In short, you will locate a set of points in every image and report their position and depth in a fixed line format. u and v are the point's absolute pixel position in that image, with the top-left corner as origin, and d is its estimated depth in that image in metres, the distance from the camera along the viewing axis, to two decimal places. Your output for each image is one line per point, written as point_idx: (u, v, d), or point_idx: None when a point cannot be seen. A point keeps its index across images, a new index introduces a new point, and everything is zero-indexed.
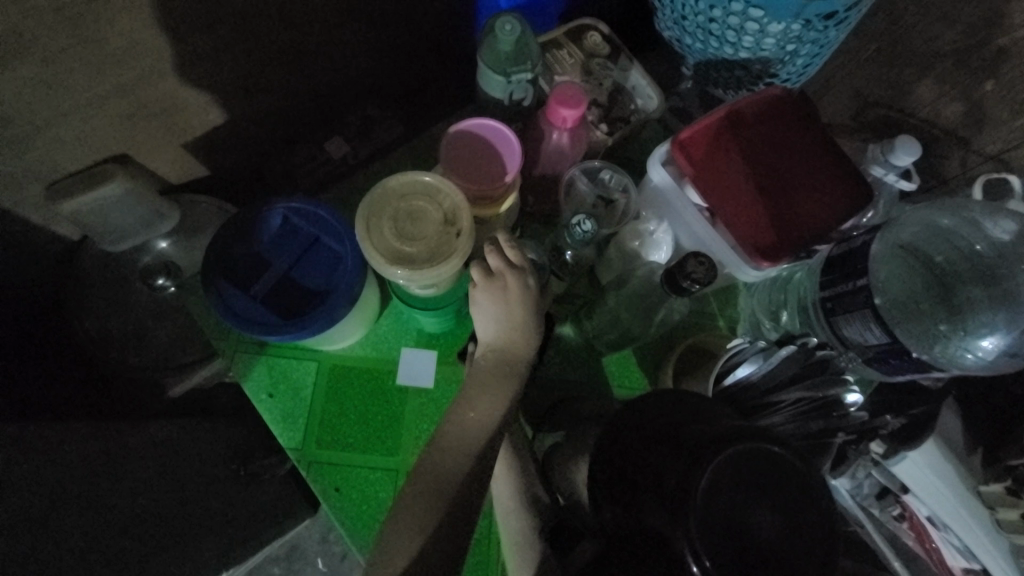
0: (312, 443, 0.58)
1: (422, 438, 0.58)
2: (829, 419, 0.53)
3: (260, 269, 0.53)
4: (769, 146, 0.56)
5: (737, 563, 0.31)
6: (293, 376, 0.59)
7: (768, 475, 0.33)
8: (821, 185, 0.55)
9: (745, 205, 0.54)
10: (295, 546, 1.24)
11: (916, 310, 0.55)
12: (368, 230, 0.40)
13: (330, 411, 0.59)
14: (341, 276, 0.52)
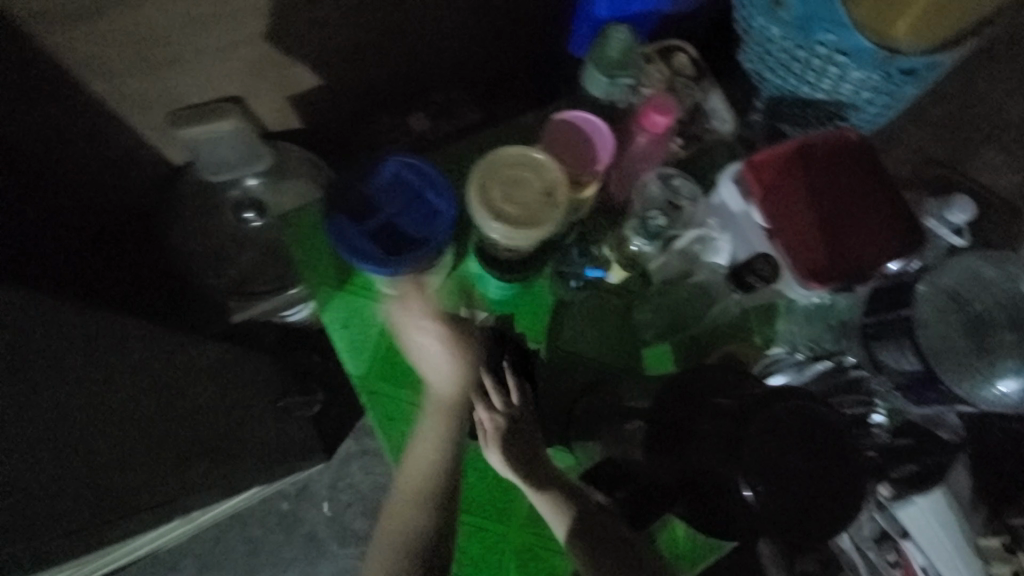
0: (378, 377, 0.66)
1: None
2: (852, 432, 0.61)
3: (370, 209, 0.59)
4: (836, 184, 0.60)
5: (781, 491, 0.46)
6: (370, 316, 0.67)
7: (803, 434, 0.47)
8: (879, 222, 0.59)
9: (805, 232, 0.58)
10: (304, 487, 1.30)
11: (957, 354, 0.59)
12: (481, 188, 0.46)
13: (393, 351, 0.66)
14: (438, 232, 0.59)
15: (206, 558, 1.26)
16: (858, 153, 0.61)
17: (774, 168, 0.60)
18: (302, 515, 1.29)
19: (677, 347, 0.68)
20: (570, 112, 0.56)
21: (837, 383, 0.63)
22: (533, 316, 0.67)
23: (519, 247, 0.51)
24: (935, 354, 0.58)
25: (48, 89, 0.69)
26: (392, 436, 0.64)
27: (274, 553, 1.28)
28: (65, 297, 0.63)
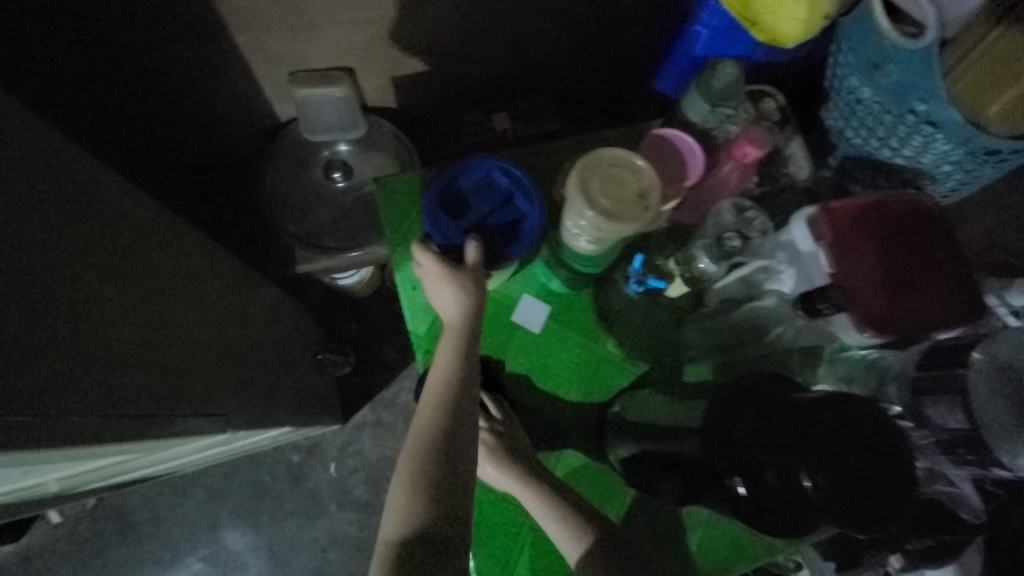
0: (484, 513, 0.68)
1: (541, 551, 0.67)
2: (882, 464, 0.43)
3: (464, 206, 0.67)
4: (903, 245, 0.60)
5: (842, 493, 0.41)
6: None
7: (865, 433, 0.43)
8: (939, 292, 0.60)
9: (868, 278, 0.58)
10: (317, 443, 1.35)
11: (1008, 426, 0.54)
12: (582, 177, 0.51)
13: None
14: (483, 202, 0.67)
15: (210, 493, 1.30)
16: (916, 225, 0.62)
17: (837, 217, 0.60)
18: (310, 469, 1.34)
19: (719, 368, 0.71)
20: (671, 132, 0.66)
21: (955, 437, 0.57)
22: (583, 316, 0.71)
23: (603, 241, 0.55)
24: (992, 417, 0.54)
25: (197, 31, 0.76)
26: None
27: (275, 502, 1.31)
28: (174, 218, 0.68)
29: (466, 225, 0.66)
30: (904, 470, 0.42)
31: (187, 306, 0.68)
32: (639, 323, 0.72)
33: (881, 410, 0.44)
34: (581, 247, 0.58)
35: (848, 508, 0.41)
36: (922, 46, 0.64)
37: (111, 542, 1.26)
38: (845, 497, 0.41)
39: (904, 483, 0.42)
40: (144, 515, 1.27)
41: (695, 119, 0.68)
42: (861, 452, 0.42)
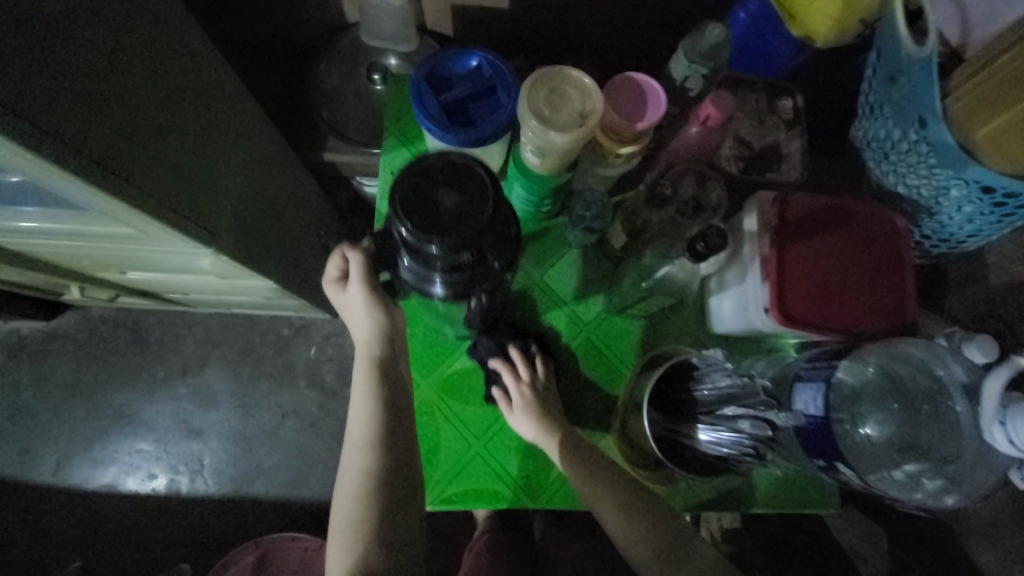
0: None
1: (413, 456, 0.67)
2: (433, 190, 0.54)
3: (446, 84, 0.65)
4: (832, 256, 0.61)
5: (420, 215, 0.53)
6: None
7: (449, 171, 0.56)
8: (859, 308, 0.60)
9: (799, 275, 0.60)
10: (308, 325, 1.48)
11: (870, 451, 0.52)
12: (532, 87, 0.56)
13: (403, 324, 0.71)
14: (466, 86, 0.65)
15: (209, 337, 1.47)
16: (894, 237, 0.62)
17: (778, 219, 0.62)
18: (295, 344, 1.48)
19: (625, 330, 0.73)
20: (642, 77, 0.62)
21: (744, 394, 0.58)
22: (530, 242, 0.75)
23: (545, 157, 0.60)
24: (863, 454, 0.51)
25: None
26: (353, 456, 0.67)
27: (258, 361, 1.46)
28: (211, 70, 0.76)
29: (446, 99, 0.65)
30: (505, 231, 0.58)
31: (232, 145, 0.82)
32: (579, 261, 0.75)
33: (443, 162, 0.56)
34: (535, 164, 0.63)
35: (454, 246, 0.54)
36: (925, 54, 0.60)
37: (123, 349, 1.47)
38: (435, 223, 0.53)
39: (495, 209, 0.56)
40: (156, 337, 1.48)
41: (675, 76, 0.66)
42: (421, 196, 0.54)
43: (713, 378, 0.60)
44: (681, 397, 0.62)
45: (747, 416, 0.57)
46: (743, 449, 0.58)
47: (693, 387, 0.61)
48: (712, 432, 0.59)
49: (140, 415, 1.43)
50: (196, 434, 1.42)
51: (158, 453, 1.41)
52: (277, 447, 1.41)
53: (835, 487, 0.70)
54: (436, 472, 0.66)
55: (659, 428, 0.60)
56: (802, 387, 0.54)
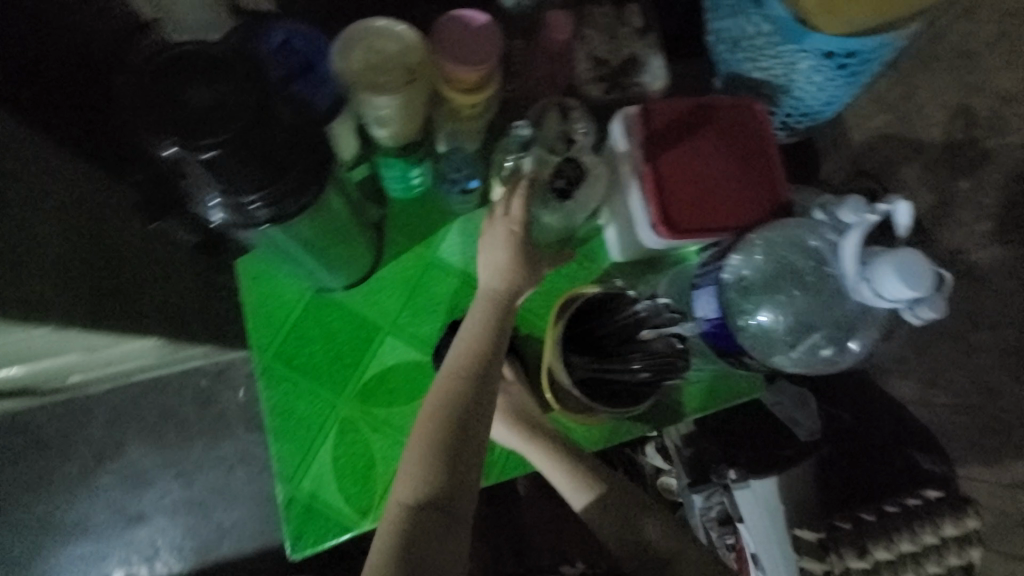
0: (299, 469, 0.61)
1: (346, 476, 0.62)
2: (182, 90, 0.36)
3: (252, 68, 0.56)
4: (704, 156, 0.62)
5: (180, 116, 0.35)
6: (287, 291, 0.66)
7: (201, 64, 0.37)
8: (739, 200, 0.60)
9: (677, 183, 0.60)
10: (226, 369, 1.34)
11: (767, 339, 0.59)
12: (344, 49, 0.49)
13: (297, 342, 0.65)
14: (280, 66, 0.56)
15: (116, 414, 1.31)
16: (754, 124, 0.63)
17: (646, 133, 0.61)
18: (217, 393, 1.33)
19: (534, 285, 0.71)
20: (466, 13, 0.56)
21: (656, 315, 0.61)
22: (414, 220, 0.70)
23: (392, 127, 0.55)
24: (762, 342, 0.59)
25: None
26: (281, 487, 0.61)
27: (181, 424, 1.31)
28: None
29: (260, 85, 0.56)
30: (313, 141, 0.41)
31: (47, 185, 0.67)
32: (469, 227, 0.71)
33: (186, 54, 0.38)
34: (389, 138, 0.58)
35: (236, 175, 0.37)
36: None
37: (16, 459, 1.28)
38: (211, 125, 0.35)
39: (277, 113, 0.38)
40: (53, 434, 1.29)
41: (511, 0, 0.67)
42: (167, 101, 0.36)
43: (622, 307, 0.61)
44: (601, 336, 0.62)
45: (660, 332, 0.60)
46: (661, 365, 0.61)
47: (609, 322, 0.62)
48: (631, 360, 0.61)
49: (66, 520, 1.27)
50: (138, 518, 1.28)
51: (102, 551, 1.27)
52: (235, 501, 1.30)
53: (760, 375, 0.74)
54: (376, 484, 0.62)
55: (580, 371, 0.61)
56: (700, 295, 0.60)
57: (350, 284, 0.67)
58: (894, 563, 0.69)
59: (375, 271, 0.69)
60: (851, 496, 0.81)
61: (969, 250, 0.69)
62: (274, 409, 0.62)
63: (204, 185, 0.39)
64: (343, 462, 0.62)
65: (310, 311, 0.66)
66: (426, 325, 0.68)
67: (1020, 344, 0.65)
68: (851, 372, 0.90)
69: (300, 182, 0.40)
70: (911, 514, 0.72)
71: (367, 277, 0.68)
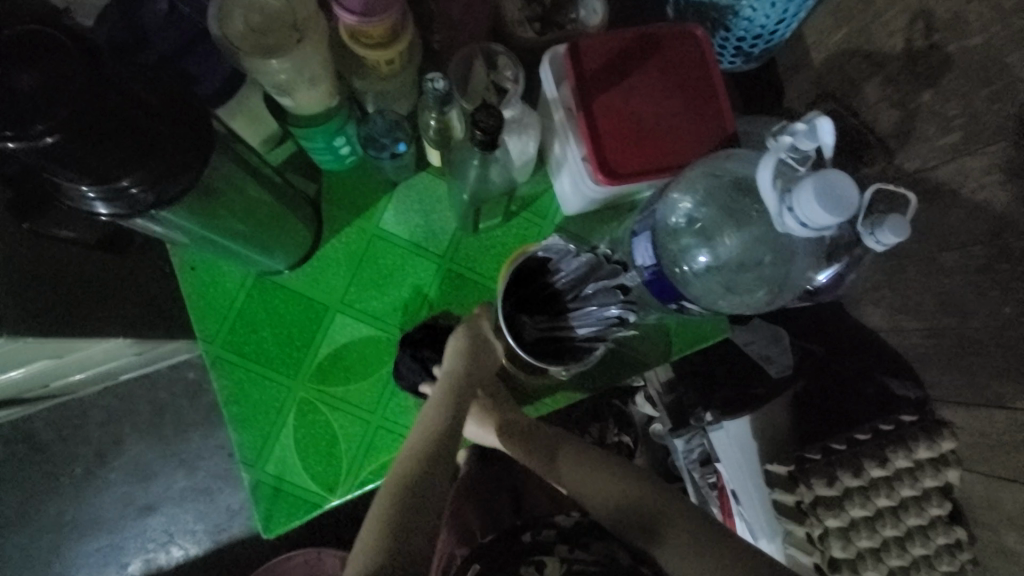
0: (263, 453, 0.62)
1: (311, 457, 0.63)
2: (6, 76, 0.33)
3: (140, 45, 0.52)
4: (642, 92, 0.57)
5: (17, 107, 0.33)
6: (227, 278, 0.64)
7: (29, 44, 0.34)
8: (682, 137, 0.57)
9: (615, 125, 0.56)
10: None
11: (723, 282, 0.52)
12: (220, 11, 0.45)
13: (246, 329, 0.64)
14: (169, 40, 0.52)
15: (112, 415, 1.33)
16: (697, 51, 0.58)
17: (578, 74, 0.56)
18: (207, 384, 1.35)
19: (485, 248, 0.69)
20: None
21: (600, 268, 0.58)
22: (353, 193, 0.68)
23: (299, 96, 0.51)
24: (706, 284, 0.53)
25: None
26: (246, 473, 0.62)
27: (177, 416, 1.34)
28: None
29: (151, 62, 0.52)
30: (184, 116, 0.41)
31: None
32: (411, 194, 0.68)
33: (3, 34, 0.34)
34: (300, 109, 0.54)
35: (97, 161, 0.36)
36: None
37: (23, 466, 1.31)
38: (54, 112, 0.33)
39: (133, 90, 0.37)
40: (53, 439, 1.32)
41: None
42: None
43: (563, 264, 0.58)
44: (547, 295, 0.60)
45: (600, 286, 0.58)
46: (607, 320, 0.59)
47: (552, 279, 0.60)
48: (579, 316, 0.59)
49: (81, 517, 1.32)
50: (149, 509, 1.33)
51: (120, 541, 1.32)
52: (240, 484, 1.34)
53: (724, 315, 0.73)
54: (343, 463, 0.63)
55: (531, 332, 0.59)
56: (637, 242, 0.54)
57: (292, 265, 0.66)
58: (866, 488, 0.71)
59: (317, 250, 0.67)
60: (828, 425, 0.82)
61: (932, 167, 0.66)
62: (229, 399, 0.62)
63: (71, 180, 0.37)
64: (306, 445, 0.63)
65: (253, 296, 0.65)
66: (376, 301, 0.67)
67: (987, 261, 0.62)
68: (824, 305, 0.88)
69: (177, 162, 0.40)
70: (883, 439, 0.74)
71: (310, 256, 0.67)
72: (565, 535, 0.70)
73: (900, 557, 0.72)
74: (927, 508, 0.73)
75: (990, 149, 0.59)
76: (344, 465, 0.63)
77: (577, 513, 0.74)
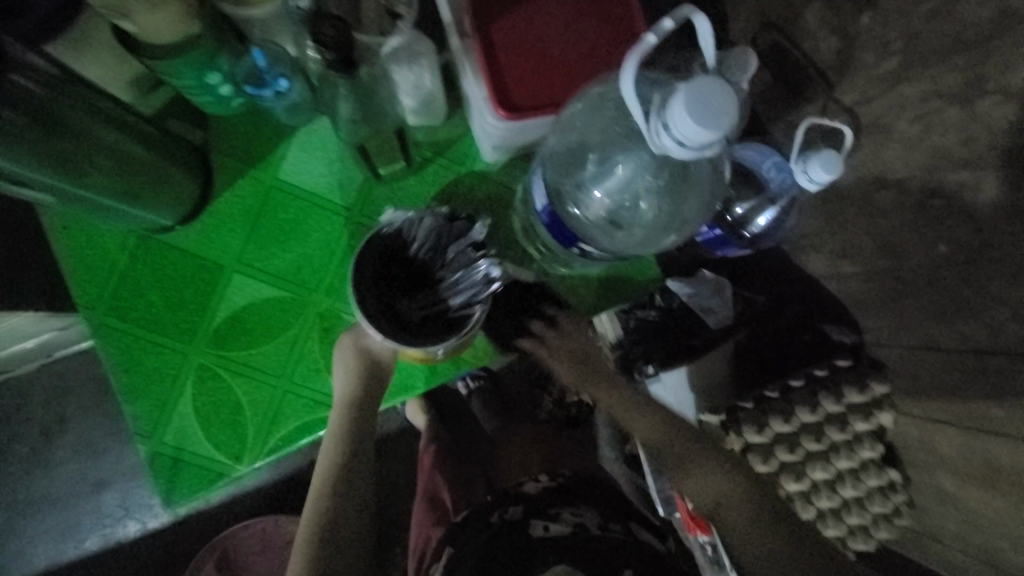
0: (161, 424, 0.59)
1: (215, 424, 0.59)
2: None
3: None
4: (548, 13, 0.51)
5: None
6: (106, 239, 0.59)
7: None
8: (591, 64, 0.51)
9: (517, 52, 0.51)
10: None
11: (611, 227, 0.48)
12: None
13: (130, 294, 0.59)
14: None
15: (52, 394, 1.28)
16: None
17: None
18: None
19: (397, 200, 0.63)
20: None
21: (445, 232, 0.56)
22: (245, 140, 0.62)
23: (140, 18, 0.44)
24: (595, 223, 0.48)
25: None
26: (144, 445, 0.58)
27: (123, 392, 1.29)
28: None
29: None
30: None
31: None
32: (310, 140, 0.62)
33: None
34: (150, 37, 0.47)
35: None
36: None
37: None
38: None
39: None
40: None
41: None
42: None
43: (410, 231, 0.55)
44: (414, 270, 0.57)
45: (456, 246, 0.56)
46: (476, 280, 0.55)
47: (412, 253, 0.56)
48: (449, 284, 0.56)
49: (29, 498, 1.28)
50: (100, 487, 1.29)
51: (73, 520, 1.29)
52: None
53: None
54: (249, 429, 0.60)
55: (412, 313, 0.55)
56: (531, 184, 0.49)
57: (180, 222, 0.60)
58: (796, 434, 0.72)
59: (207, 206, 0.61)
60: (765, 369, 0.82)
61: (871, 100, 0.62)
62: (119, 368, 0.58)
63: None
64: (208, 413, 0.59)
65: (138, 255, 0.60)
66: (275, 257, 0.61)
67: (922, 198, 0.59)
68: (769, 252, 0.86)
69: None
70: (817, 385, 0.74)
71: (200, 211, 0.61)
72: (535, 510, 0.64)
73: (830, 499, 0.74)
74: (859, 451, 0.72)
75: (928, 73, 0.55)
76: (252, 432, 0.60)
77: (545, 479, 0.70)
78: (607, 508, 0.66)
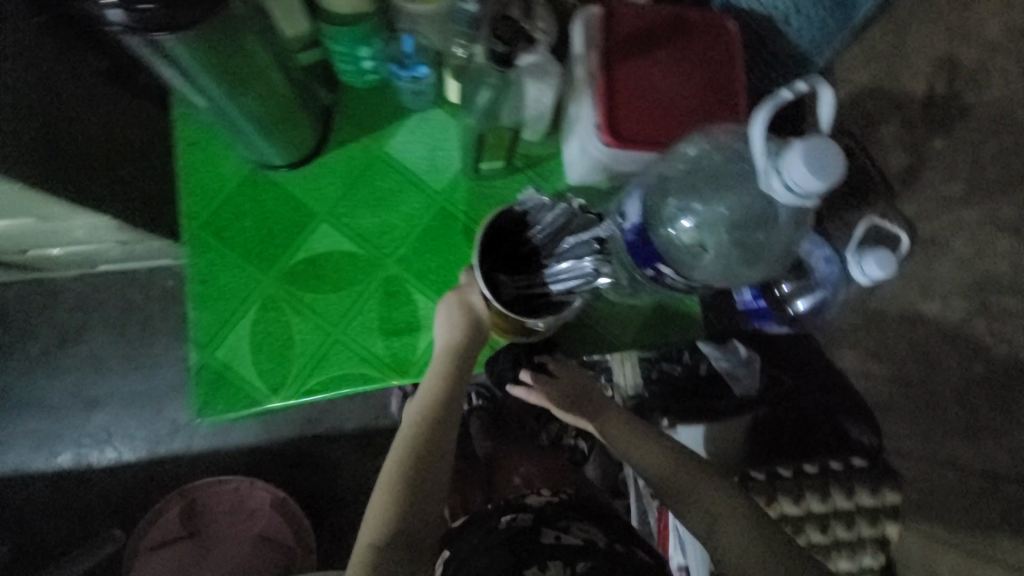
0: (217, 338, 0.62)
1: (265, 351, 0.62)
2: None
3: None
4: (664, 69, 0.59)
5: None
6: (223, 163, 0.65)
7: None
8: (691, 120, 0.58)
9: (631, 94, 0.57)
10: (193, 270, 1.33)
11: (690, 258, 0.54)
12: None
13: (228, 215, 0.64)
14: None
15: (81, 303, 1.31)
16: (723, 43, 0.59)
17: (606, 39, 0.58)
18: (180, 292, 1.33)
19: (481, 197, 0.69)
20: None
21: (573, 221, 0.60)
22: (366, 111, 0.69)
23: None
24: (673, 251, 0.54)
25: None
26: (198, 354, 0.62)
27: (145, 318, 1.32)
28: None
29: None
30: None
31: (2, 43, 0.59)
32: (420, 126, 0.69)
33: None
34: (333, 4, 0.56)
35: None
36: None
37: None
38: None
39: None
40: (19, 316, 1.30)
41: None
42: None
43: (539, 215, 0.60)
44: (524, 251, 0.62)
45: (574, 239, 0.60)
46: (582, 271, 0.59)
47: (530, 237, 0.61)
48: (553, 272, 0.60)
49: (24, 397, 1.29)
50: (93, 404, 1.29)
51: (56, 430, 1.28)
52: None
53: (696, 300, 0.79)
54: (293, 366, 0.63)
55: (509, 290, 0.59)
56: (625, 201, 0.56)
57: (289, 165, 0.66)
58: (802, 519, 0.72)
59: (316, 157, 0.67)
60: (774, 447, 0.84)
61: (930, 216, 0.67)
62: (198, 278, 0.63)
63: None
64: (261, 340, 0.63)
65: (243, 184, 0.65)
66: (362, 216, 0.66)
67: (967, 314, 0.62)
68: (803, 338, 0.89)
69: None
70: (830, 476, 0.73)
71: (310, 160, 0.67)
72: (544, 519, 0.57)
73: None
74: (859, 553, 0.72)
75: (989, 201, 0.60)
76: (295, 370, 0.63)
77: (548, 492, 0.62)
78: (610, 526, 0.58)
